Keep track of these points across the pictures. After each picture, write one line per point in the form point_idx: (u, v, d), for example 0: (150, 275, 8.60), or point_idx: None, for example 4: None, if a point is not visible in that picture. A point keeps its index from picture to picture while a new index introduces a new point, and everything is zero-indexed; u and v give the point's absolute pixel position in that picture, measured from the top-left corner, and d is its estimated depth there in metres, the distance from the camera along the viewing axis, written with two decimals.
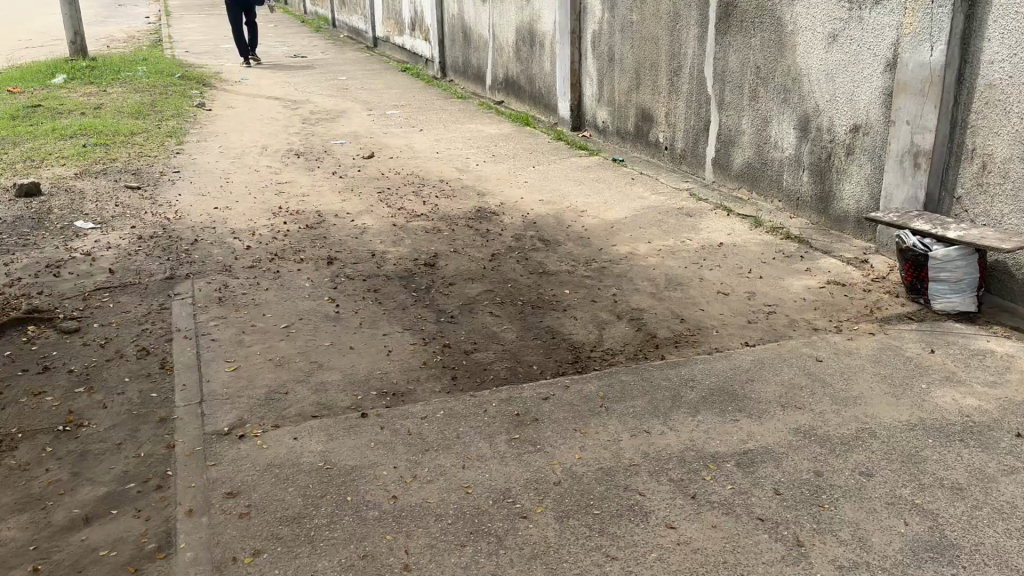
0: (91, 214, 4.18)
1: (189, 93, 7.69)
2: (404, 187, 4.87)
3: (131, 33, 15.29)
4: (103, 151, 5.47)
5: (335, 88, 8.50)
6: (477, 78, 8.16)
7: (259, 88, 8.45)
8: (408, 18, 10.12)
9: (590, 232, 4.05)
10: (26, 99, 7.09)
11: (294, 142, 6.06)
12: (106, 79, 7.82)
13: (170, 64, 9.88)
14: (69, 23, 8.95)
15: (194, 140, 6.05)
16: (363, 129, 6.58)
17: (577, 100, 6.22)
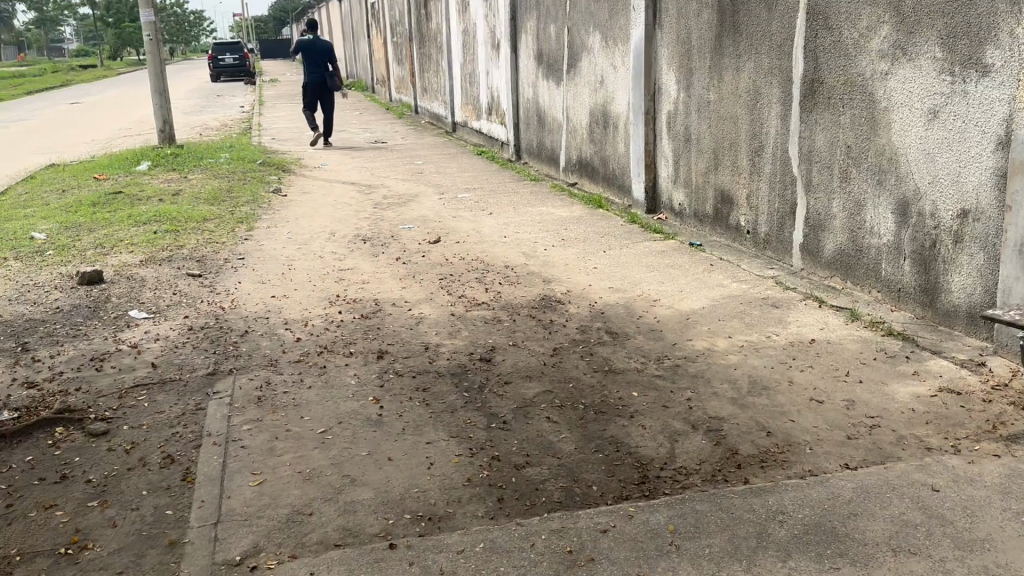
0: (147, 304, 4.10)
1: (266, 178, 7.80)
2: (466, 273, 4.66)
3: (225, 122, 15.98)
4: (173, 238, 5.49)
5: (409, 172, 8.51)
6: (551, 160, 8.01)
7: (335, 173, 8.53)
8: (486, 102, 10.16)
9: (663, 323, 3.72)
10: (111, 186, 7.30)
11: (362, 226, 5.98)
12: (189, 166, 8.02)
13: (253, 151, 10.16)
14: (159, 113, 9.32)
15: (263, 225, 6.03)
16: (433, 212, 6.48)
17: (653, 182, 5.95)
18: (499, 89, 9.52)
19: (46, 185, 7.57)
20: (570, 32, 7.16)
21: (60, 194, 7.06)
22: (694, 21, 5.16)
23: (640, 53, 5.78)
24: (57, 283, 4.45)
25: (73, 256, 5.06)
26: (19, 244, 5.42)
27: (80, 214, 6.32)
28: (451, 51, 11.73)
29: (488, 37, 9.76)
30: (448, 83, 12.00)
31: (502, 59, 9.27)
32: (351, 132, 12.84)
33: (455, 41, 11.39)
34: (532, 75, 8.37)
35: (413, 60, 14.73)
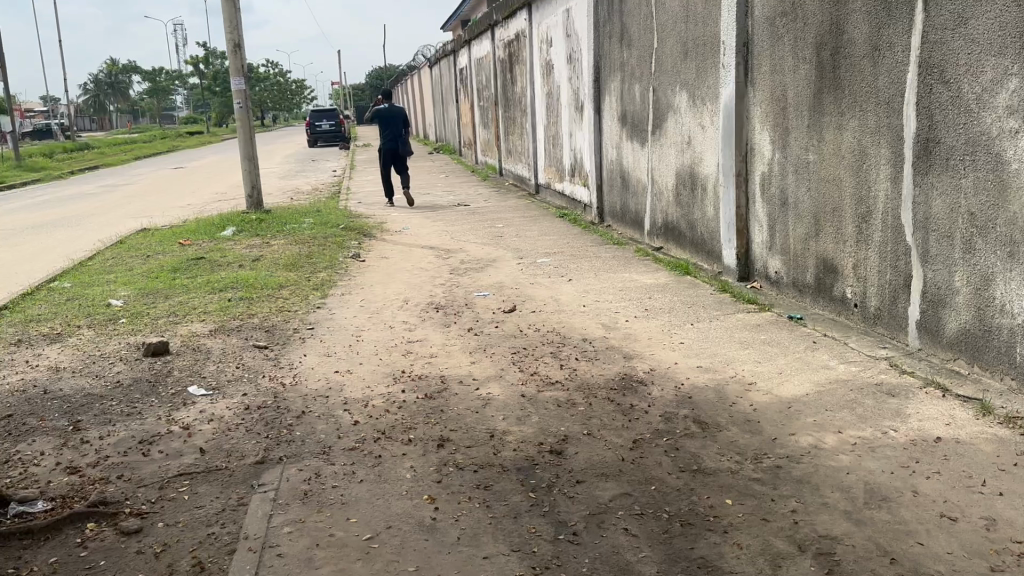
0: (208, 379, 3.94)
1: (346, 243, 7.74)
2: (541, 346, 4.35)
3: (316, 186, 16.34)
4: (246, 306, 5.39)
5: (489, 235, 8.33)
6: (636, 224, 7.68)
7: (416, 237, 8.42)
8: (569, 164, 9.95)
9: (759, 412, 3.30)
10: (195, 252, 7.37)
11: (437, 293, 5.77)
12: (272, 230, 8.06)
13: (337, 214, 10.21)
14: (247, 179, 9.49)
15: (337, 291, 5.89)
16: (510, 278, 6.23)
17: (745, 248, 5.55)
18: (583, 150, 9.29)
19: (135, 250, 7.72)
20: (656, 92, 6.89)
21: (147, 260, 7.15)
22: (790, 78, 4.81)
23: (731, 112, 5.46)
24: (125, 354, 4.37)
25: (146, 325, 5.01)
26: (98, 311, 5.43)
27: (161, 280, 6.34)
28: (535, 113, 11.65)
29: (572, 99, 9.60)
30: (532, 144, 11.89)
31: (586, 121, 9.07)
32: (436, 194, 12.84)
33: (539, 103, 11.30)
34: (616, 137, 8.12)
35: (498, 123, 14.76)
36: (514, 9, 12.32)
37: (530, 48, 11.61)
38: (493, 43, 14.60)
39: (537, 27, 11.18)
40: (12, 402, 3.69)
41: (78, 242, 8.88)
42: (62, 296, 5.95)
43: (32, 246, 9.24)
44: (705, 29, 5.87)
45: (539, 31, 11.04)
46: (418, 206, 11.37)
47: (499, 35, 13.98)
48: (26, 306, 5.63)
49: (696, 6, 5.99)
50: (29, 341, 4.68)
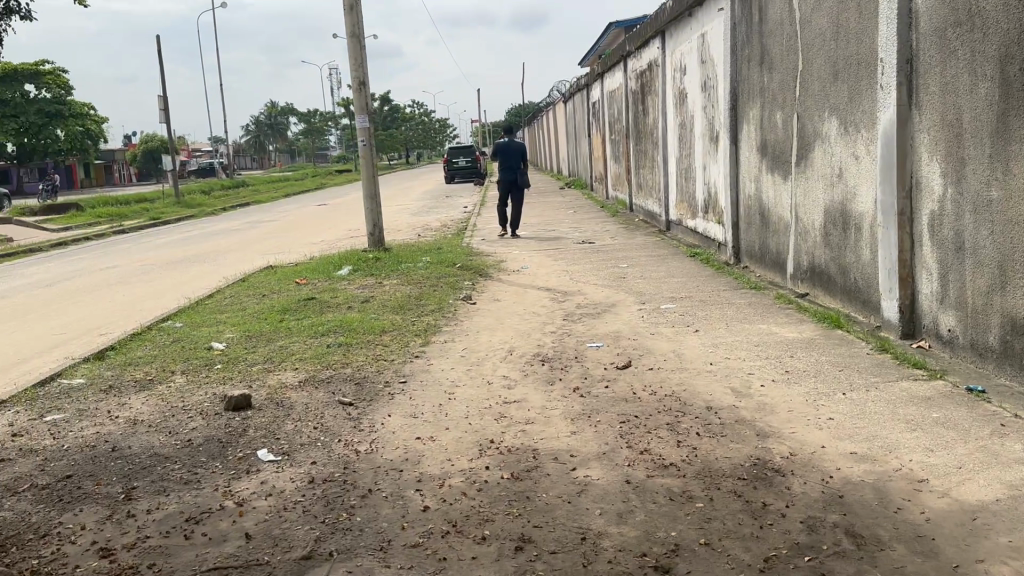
0: (282, 440, 3.57)
1: (459, 283, 7.38)
2: (657, 414, 3.73)
3: (444, 222, 16.28)
4: (342, 353, 5.06)
5: (613, 277, 7.74)
6: (776, 266, 6.89)
7: (534, 278, 7.96)
8: (703, 199, 9.24)
9: (934, 527, 2.55)
10: (308, 291, 7.20)
11: (546, 343, 5.25)
12: (387, 269, 7.82)
13: (458, 252, 9.94)
14: (369, 216, 9.38)
15: (441, 337, 5.49)
16: (630, 327, 5.61)
17: (910, 299, 4.70)
18: (718, 185, 8.56)
19: (252, 289, 7.67)
20: (800, 119, 6.14)
21: (260, 300, 7.05)
22: (965, 99, 4.01)
23: (891, 141, 4.68)
24: (206, 408, 4.11)
25: (239, 373, 4.77)
26: (197, 356, 5.28)
27: (268, 322, 6.17)
28: (667, 146, 11.00)
29: (706, 130, 8.92)
30: (664, 179, 11.22)
31: (721, 153, 8.36)
32: (562, 231, 12.38)
33: (672, 136, 10.66)
34: (754, 170, 7.38)
35: (629, 157, 14.18)
36: (647, 38, 11.78)
37: (663, 77, 11.01)
38: (625, 75, 14.10)
39: (670, 55, 10.59)
40: (78, 459, 3.46)
41: (206, 281, 9.02)
42: (171, 339, 5.88)
43: (166, 284, 9.49)
44: (859, 47, 5.11)
45: (672, 59, 10.44)
46: (542, 244, 10.94)
47: (631, 66, 13.47)
48: (133, 349, 5.57)
49: (848, 21, 5.25)
50: (120, 389, 4.53)
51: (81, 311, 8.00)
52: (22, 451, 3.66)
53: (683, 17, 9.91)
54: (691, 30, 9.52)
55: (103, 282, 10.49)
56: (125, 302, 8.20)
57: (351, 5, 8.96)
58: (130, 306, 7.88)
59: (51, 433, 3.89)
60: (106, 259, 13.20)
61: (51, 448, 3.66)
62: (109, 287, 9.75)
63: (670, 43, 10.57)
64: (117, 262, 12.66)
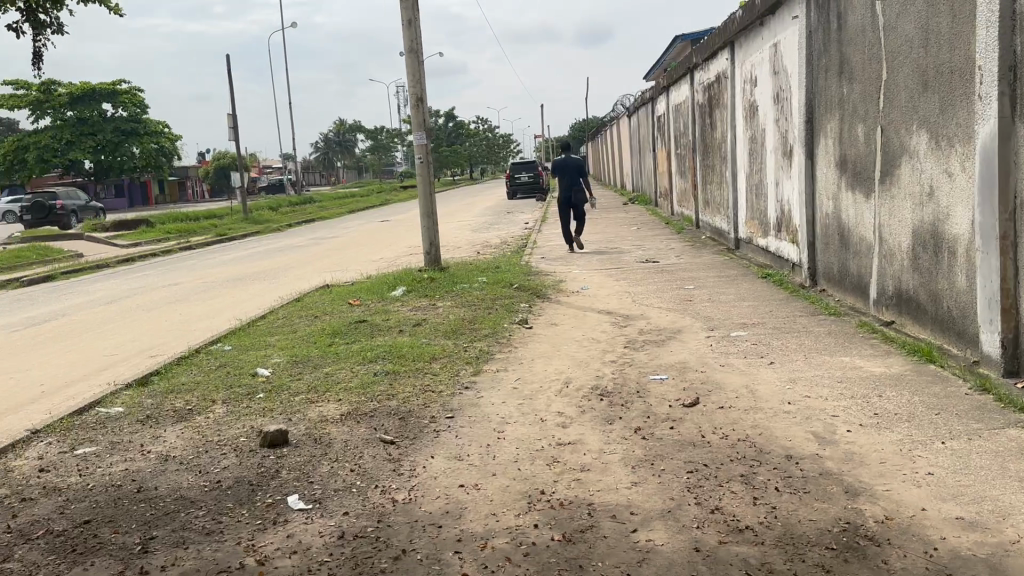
0: (315, 484, 3.30)
1: (516, 306, 7.07)
2: (729, 463, 3.32)
3: (505, 239, 16.04)
4: (388, 382, 4.78)
5: (677, 300, 7.32)
6: (858, 290, 6.38)
7: (594, 300, 7.60)
8: (775, 217, 8.74)
9: None
10: (359, 313, 7.00)
11: (606, 373, 4.88)
12: (441, 290, 7.56)
13: (517, 271, 9.64)
14: (425, 234, 9.16)
15: (494, 366, 5.16)
16: (697, 357, 5.20)
17: (1015, 333, 4.19)
18: (792, 203, 8.06)
19: (304, 310, 7.52)
20: (884, 133, 5.66)
21: (310, 322, 6.87)
22: None
23: (991, 156, 4.19)
24: (241, 444, 3.87)
25: (279, 403, 4.54)
26: (241, 383, 5.09)
27: (316, 346, 5.97)
28: (737, 161, 10.52)
29: (779, 144, 8.44)
30: (733, 195, 10.73)
31: (796, 169, 7.87)
32: (625, 248, 11.97)
33: (742, 151, 10.18)
34: (832, 188, 6.89)
35: (696, 173, 13.70)
36: (715, 50, 11.34)
37: (731, 90, 10.55)
38: (692, 87, 13.65)
39: (740, 67, 10.13)
40: (101, 502, 3.26)
41: (261, 300, 8.93)
42: (217, 363, 5.73)
43: (223, 303, 9.45)
44: (952, 54, 4.64)
45: (742, 70, 9.98)
46: (603, 262, 10.55)
47: (699, 79, 13.02)
48: (177, 374, 5.43)
49: (939, 25, 4.77)
50: (158, 421, 4.36)
51: (136, 331, 7.98)
52: (47, 490, 3.47)
53: (753, 27, 9.46)
54: (763, 40, 9.07)
55: (163, 300, 10.54)
56: (180, 323, 8.15)
57: (409, 20, 8.80)
58: (184, 326, 7.82)
59: (80, 471, 3.70)
60: (169, 276, 13.35)
61: (76, 488, 3.47)
62: (168, 307, 9.77)
63: (740, 54, 10.12)
64: (179, 280, 12.77)
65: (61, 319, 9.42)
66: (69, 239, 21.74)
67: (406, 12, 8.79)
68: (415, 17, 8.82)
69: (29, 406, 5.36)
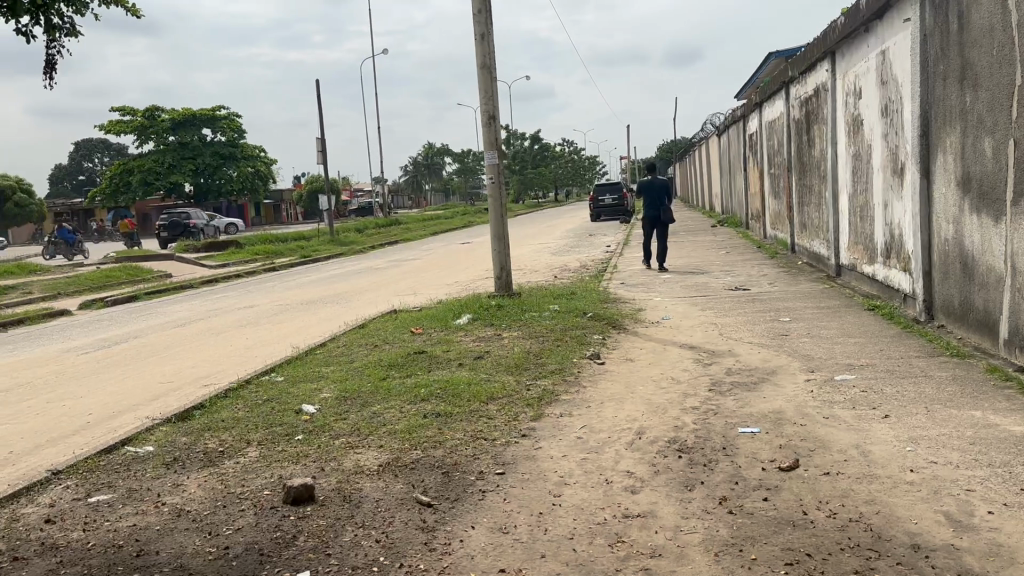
0: (331, 559, 2.79)
1: (588, 338, 6.49)
2: (839, 555, 2.66)
3: (585, 263, 15.45)
4: (438, 426, 4.26)
5: (769, 334, 6.59)
6: (984, 328, 5.54)
7: (676, 332, 6.94)
8: (883, 243, 7.89)
9: None
10: (420, 343, 6.56)
11: (687, 423, 4.24)
12: (509, 318, 7.04)
13: (593, 298, 9.06)
14: (496, 258, 8.70)
15: (558, 409, 4.58)
16: (794, 406, 4.50)
17: None
18: (904, 226, 7.22)
19: (364, 338, 7.14)
20: (1019, 146, 4.86)
21: (367, 352, 6.47)
22: None
23: None
24: (262, 499, 3.41)
25: (317, 448, 4.09)
26: (283, 422, 4.67)
27: (369, 378, 5.54)
28: (838, 181, 9.68)
29: (888, 161, 7.61)
30: (834, 218, 9.88)
31: (908, 188, 7.05)
32: (712, 274, 11.20)
33: (844, 169, 9.33)
34: (952, 210, 6.06)
35: (792, 193, 12.83)
36: (813, 61, 10.53)
37: (832, 104, 9.73)
38: (788, 102, 12.80)
39: (842, 78, 9.32)
40: (91, 570, 2.84)
41: (326, 326, 8.62)
42: (264, 397, 5.36)
43: (289, 327, 9.21)
44: None
45: (845, 82, 9.17)
46: (688, 289, 9.84)
47: (795, 93, 12.18)
48: (221, 408, 5.09)
49: None
50: (184, 466, 3.97)
51: (198, 357, 7.76)
52: (44, 547, 3.08)
53: (858, 34, 8.65)
54: (869, 48, 8.26)
55: (234, 323, 10.41)
56: (241, 349, 7.90)
57: (482, 34, 8.39)
58: (244, 353, 7.56)
59: (87, 524, 3.31)
60: (246, 298, 13.32)
61: (74, 547, 3.07)
62: (236, 330, 9.59)
63: (842, 64, 9.31)
64: (255, 302, 12.71)
65: (131, 341, 9.36)
66: (161, 259, 22.37)
67: (479, 26, 8.40)
68: (488, 31, 8.41)
69: (68, 438, 5.10)
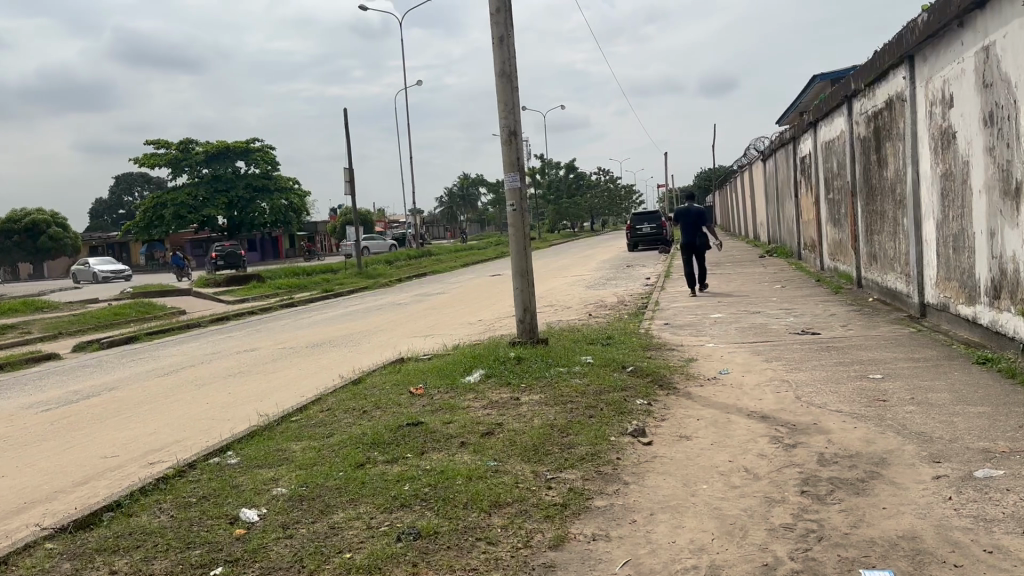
0: None
1: (631, 403, 5.12)
2: None
3: (624, 298, 14.07)
4: (412, 559, 2.93)
5: (861, 400, 5.17)
6: None
7: (740, 395, 5.54)
8: (990, 280, 6.43)
9: None
10: (417, 407, 5.26)
11: (781, 558, 2.86)
12: (532, 374, 5.73)
13: (635, 345, 7.74)
14: (519, 298, 7.40)
15: (589, 526, 3.23)
16: (934, 528, 3.09)
17: None
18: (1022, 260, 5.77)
19: (353, 396, 5.87)
20: None
21: (350, 422, 5.17)
22: None
23: None
24: None
25: None
26: (209, 539, 3.38)
27: (342, 463, 4.25)
28: (920, 205, 8.24)
29: (997, 179, 6.15)
30: (914, 248, 8.43)
31: None
32: (769, 312, 9.77)
33: (929, 193, 7.90)
34: None
35: (857, 220, 11.35)
36: (884, 69, 9.12)
37: (910, 117, 8.30)
38: (850, 119, 11.38)
39: (924, 86, 7.90)
40: None
41: (319, 379, 7.37)
42: (203, 492, 4.11)
43: (280, 380, 7.98)
44: None
45: (928, 90, 7.75)
46: (745, 333, 8.42)
47: (860, 108, 10.76)
48: (139, 513, 3.83)
49: None
50: None
51: (162, 421, 6.57)
52: None
53: (947, 31, 7.24)
54: (964, 45, 6.84)
55: (226, 371, 9.23)
56: (214, 411, 6.69)
57: (500, 38, 7.16)
58: (216, 417, 6.35)
59: None
60: (251, 340, 12.18)
61: None
62: (224, 382, 8.41)
63: (924, 70, 7.90)
64: (257, 345, 11.55)
65: (103, 396, 8.23)
66: (179, 295, 21.48)
67: (497, 27, 7.17)
68: (508, 34, 7.18)
69: None
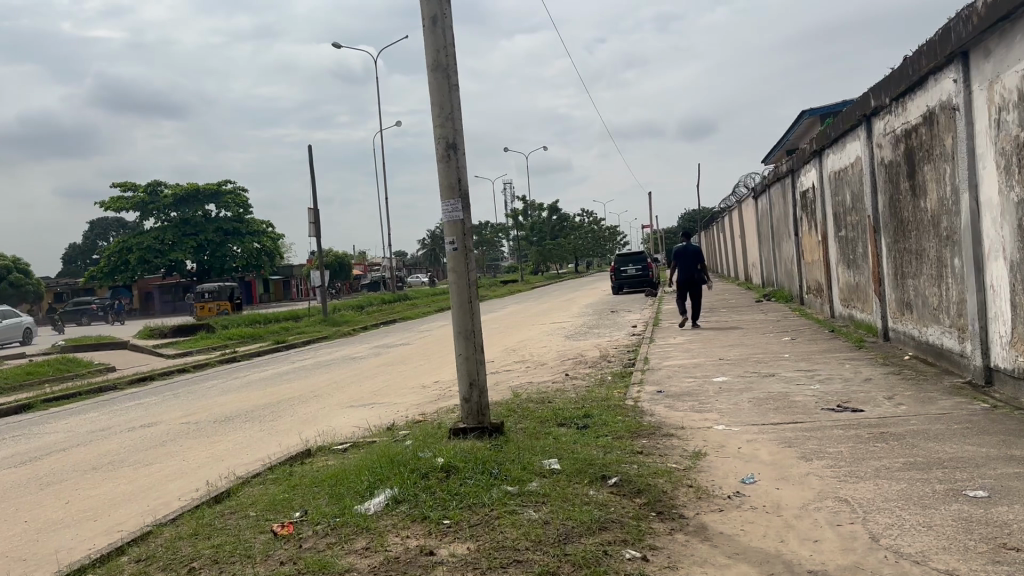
0: None
1: (611, 556, 3.16)
2: None
3: (607, 352, 12.18)
4: None
5: (978, 550, 3.24)
6: None
7: (783, 531, 3.60)
8: None
9: None
10: (271, 567, 3.29)
11: None
12: (461, 496, 3.77)
13: (622, 430, 5.80)
14: (464, 368, 5.47)
15: None
16: None
17: None
18: None
19: (195, 539, 3.87)
20: None
21: None
22: None
23: None
24: None
25: None
26: None
27: None
28: (980, 241, 6.41)
29: None
30: (972, 296, 6.59)
31: None
32: (787, 375, 7.87)
33: (998, 225, 6.05)
34: None
35: (881, 261, 9.54)
36: (921, 75, 7.37)
37: (962, 129, 6.51)
38: (868, 142, 9.66)
39: (986, 87, 6.11)
40: None
41: (183, 492, 5.34)
42: None
43: (141, 485, 5.95)
44: None
45: (994, 92, 5.97)
46: (764, 408, 6.49)
47: (883, 127, 9.03)
48: None
49: None
50: None
51: None
52: None
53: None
54: None
55: (93, 463, 7.19)
56: (14, 541, 4.70)
57: (432, 17, 5.34)
58: (3, 557, 4.36)
59: None
60: (159, 411, 10.15)
61: None
62: (80, 482, 6.38)
63: (985, 68, 6.12)
64: (161, 419, 9.51)
65: None
66: (115, 348, 19.47)
67: (428, 3, 5.34)
68: (443, 12, 5.36)
69: None
